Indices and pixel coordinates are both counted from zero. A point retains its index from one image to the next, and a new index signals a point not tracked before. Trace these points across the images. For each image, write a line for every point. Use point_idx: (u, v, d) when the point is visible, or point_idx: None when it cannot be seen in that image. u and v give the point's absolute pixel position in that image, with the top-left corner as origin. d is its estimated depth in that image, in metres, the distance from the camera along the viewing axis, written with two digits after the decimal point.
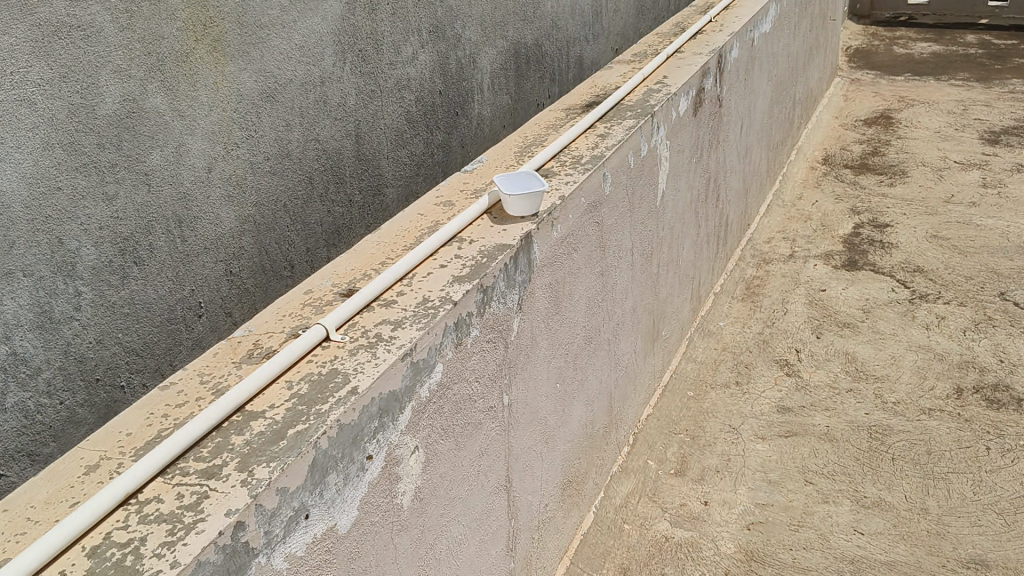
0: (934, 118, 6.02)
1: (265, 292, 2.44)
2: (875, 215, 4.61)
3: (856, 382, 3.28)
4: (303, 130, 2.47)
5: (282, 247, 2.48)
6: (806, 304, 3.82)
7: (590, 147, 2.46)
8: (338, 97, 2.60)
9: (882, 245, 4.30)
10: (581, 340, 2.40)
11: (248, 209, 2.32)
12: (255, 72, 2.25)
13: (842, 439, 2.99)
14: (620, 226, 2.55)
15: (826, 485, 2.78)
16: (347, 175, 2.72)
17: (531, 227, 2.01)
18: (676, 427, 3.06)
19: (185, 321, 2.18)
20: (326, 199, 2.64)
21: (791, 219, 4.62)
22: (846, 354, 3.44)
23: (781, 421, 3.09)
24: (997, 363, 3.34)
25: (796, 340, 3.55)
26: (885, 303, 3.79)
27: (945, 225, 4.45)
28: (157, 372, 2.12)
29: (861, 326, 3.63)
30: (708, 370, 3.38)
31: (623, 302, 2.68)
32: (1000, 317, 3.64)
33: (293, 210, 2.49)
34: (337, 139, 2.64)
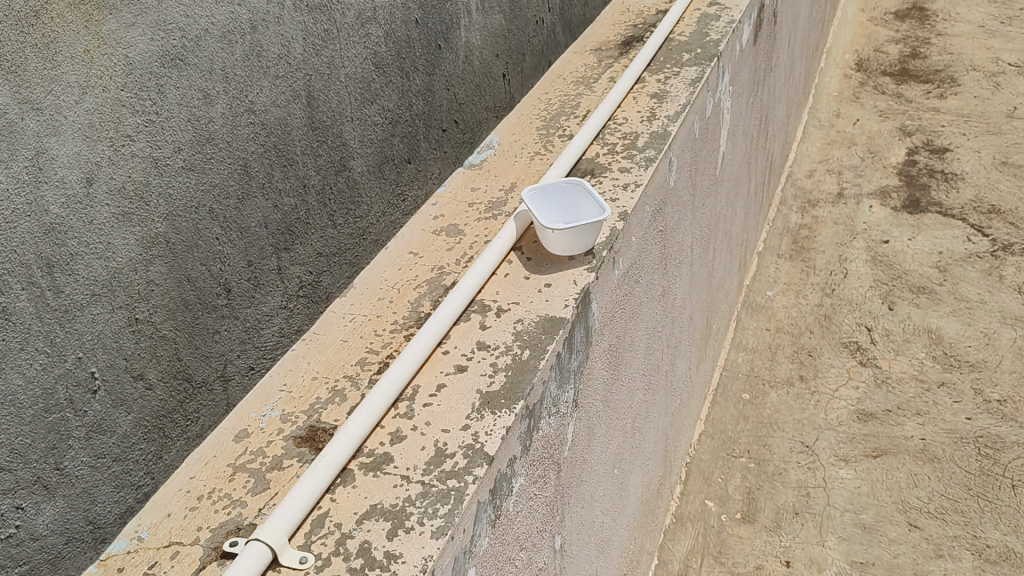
0: (975, 8, 5.24)
1: (190, 337, 1.46)
2: (931, 136, 3.91)
3: (947, 372, 2.66)
4: (236, 97, 1.51)
5: (210, 265, 1.49)
6: (867, 260, 3.16)
7: (643, 117, 1.73)
8: (299, 41, 1.67)
9: (946, 176, 3.61)
10: (641, 392, 1.73)
11: (157, 226, 1.35)
12: (153, 20, 1.29)
13: (945, 459, 2.39)
14: (683, 222, 1.85)
15: (935, 530, 2.20)
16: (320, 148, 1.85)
17: (589, 277, 1.30)
18: (734, 448, 2.46)
19: (72, 403, 1.24)
20: (270, 190, 1.64)
21: (832, 146, 3.91)
22: (929, 332, 2.81)
23: (864, 434, 2.48)
24: None
25: (866, 314, 2.91)
26: (963, 256, 3.15)
27: (1015, 147, 3.76)
28: (41, 483, 1.20)
29: (940, 291, 2.98)
30: (763, 360, 2.74)
31: (681, 317, 2.00)
32: None
33: (226, 217, 1.52)
34: (297, 97, 1.69)
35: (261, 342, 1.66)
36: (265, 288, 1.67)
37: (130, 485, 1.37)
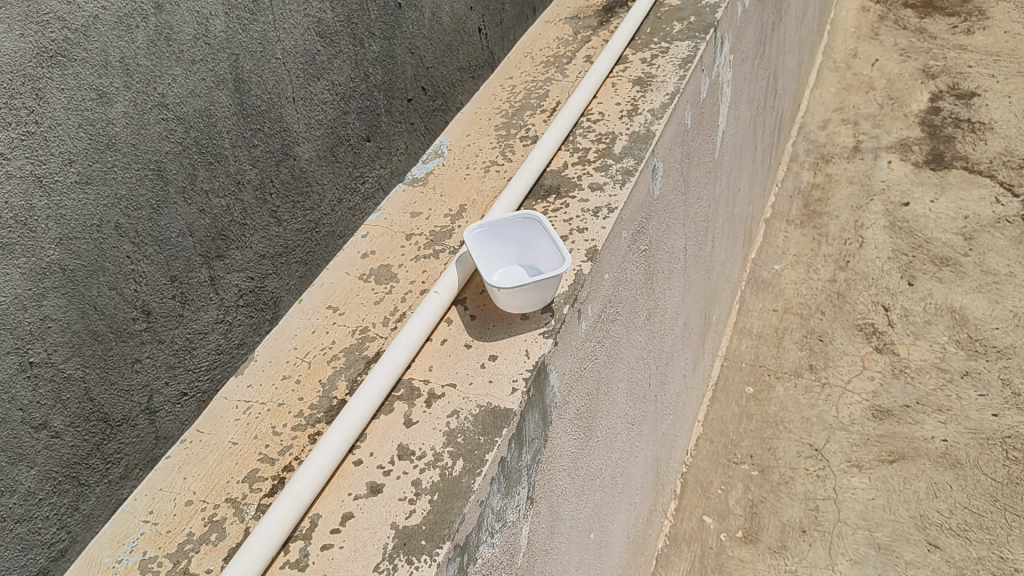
0: None
1: (106, 375, 1.19)
2: (957, 78, 3.57)
3: (972, 360, 2.41)
4: (144, 92, 1.20)
5: (128, 285, 1.21)
6: (885, 227, 2.87)
7: (622, 112, 1.45)
8: (219, 15, 1.32)
9: (973, 126, 3.29)
10: (623, 435, 1.49)
11: (49, 254, 1.09)
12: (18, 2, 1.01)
13: (969, 466, 2.15)
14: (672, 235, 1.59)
15: (957, 550, 1.97)
16: (261, 127, 1.45)
17: (544, 346, 1.04)
18: (735, 453, 2.23)
19: None
20: (202, 189, 1.33)
21: (848, 92, 3.58)
22: (952, 312, 2.55)
23: (879, 435, 2.25)
24: None
25: (883, 291, 2.65)
26: (992, 220, 2.85)
27: None
28: None
29: (965, 263, 2.70)
30: (770, 347, 2.49)
31: (673, 330, 1.75)
32: None
33: (146, 229, 1.23)
34: (223, 86, 1.35)
35: (195, 362, 1.36)
36: (197, 304, 1.35)
37: (40, 543, 1.13)
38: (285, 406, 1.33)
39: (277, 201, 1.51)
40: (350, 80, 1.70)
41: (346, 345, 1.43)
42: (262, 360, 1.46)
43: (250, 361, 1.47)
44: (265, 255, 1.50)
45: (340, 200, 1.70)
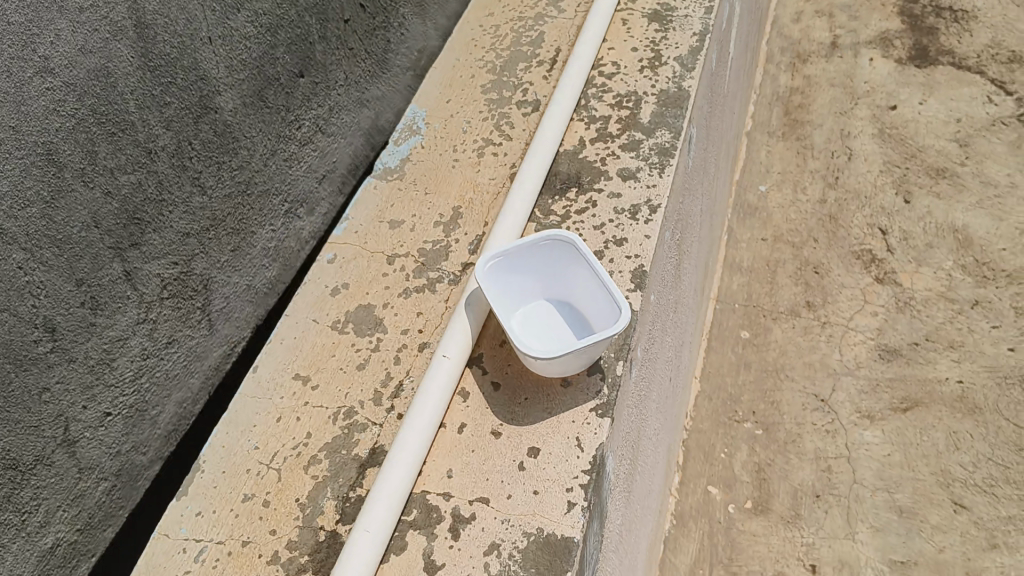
0: None
1: (29, 373, 1.22)
2: None
3: (980, 288, 2.22)
4: (16, 60, 1.13)
5: (39, 283, 1.22)
6: (873, 136, 2.62)
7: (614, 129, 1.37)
8: None
9: (956, 13, 2.98)
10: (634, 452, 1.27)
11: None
12: None
13: (988, 411, 1.99)
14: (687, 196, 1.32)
15: (985, 511, 1.83)
16: (172, 81, 1.42)
17: (599, 437, 1.07)
18: (737, 409, 2.03)
19: None
20: (119, 152, 1.33)
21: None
22: (954, 232, 2.34)
23: (889, 379, 2.07)
24: None
25: (877, 211, 2.42)
26: (985, 121, 2.62)
27: None
28: None
29: (962, 173, 2.49)
30: (763, 284, 2.27)
31: (680, 311, 1.52)
32: None
33: (55, 215, 1.23)
34: (127, 35, 1.31)
35: (116, 375, 1.40)
36: (110, 307, 1.37)
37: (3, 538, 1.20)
38: (248, 550, 1.21)
39: (198, 167, 1.52)
40: (275, 11, 1.65)
41: (323, 438, 1.32)
42: (210, 476, 1.34)
43: (199, 473, 1.35)
44: (189, 233, 1.53)
45: (273, 150, 1.73)
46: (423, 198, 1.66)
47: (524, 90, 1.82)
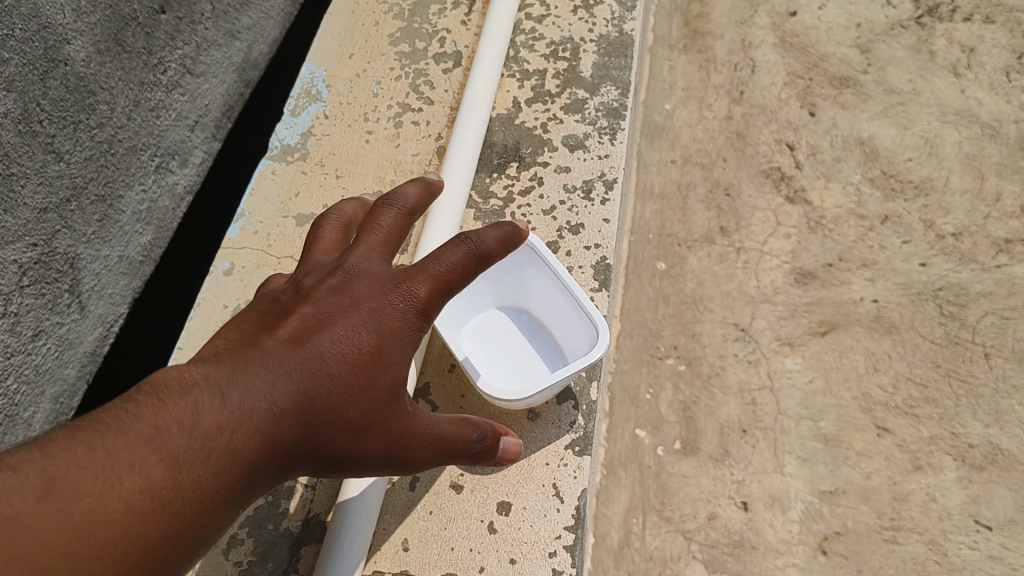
0: None
1: None
2: None
3: (890, 200, 2.11)
4: None
5: None
6: (774, 44, 2.36)
7: (557, 87, 1.80)
8: None
9: None
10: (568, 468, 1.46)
11: None
12: None
13: (905, 328, 1.93)
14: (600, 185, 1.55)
15: (908, 433, 1.81)
16: (10, 31, 1.29)
17: (563, 477, 1.45)
18: (657, 346, 1.92)
19: None
20: None
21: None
22: (862, 144, 2.18)
23: (807, 303, 1.97)
24: None
25: (783, 126, 2.22)
26: (885, 27, 2.38)
27: None
28: None
29: (865, 81, 2.29)
30: (675, 211, 2.11)
31: None
32: None
33: None
34: None
35: None
36: None
37: None
38: None
39: (49, 128, 1.38)
40: None
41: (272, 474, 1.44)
42: None
43: None
44: (47, 206, 1.38)
45: (135, 103, 1.55)
46: (337, 182, 1.67)
47: (440, 40, 1.85)
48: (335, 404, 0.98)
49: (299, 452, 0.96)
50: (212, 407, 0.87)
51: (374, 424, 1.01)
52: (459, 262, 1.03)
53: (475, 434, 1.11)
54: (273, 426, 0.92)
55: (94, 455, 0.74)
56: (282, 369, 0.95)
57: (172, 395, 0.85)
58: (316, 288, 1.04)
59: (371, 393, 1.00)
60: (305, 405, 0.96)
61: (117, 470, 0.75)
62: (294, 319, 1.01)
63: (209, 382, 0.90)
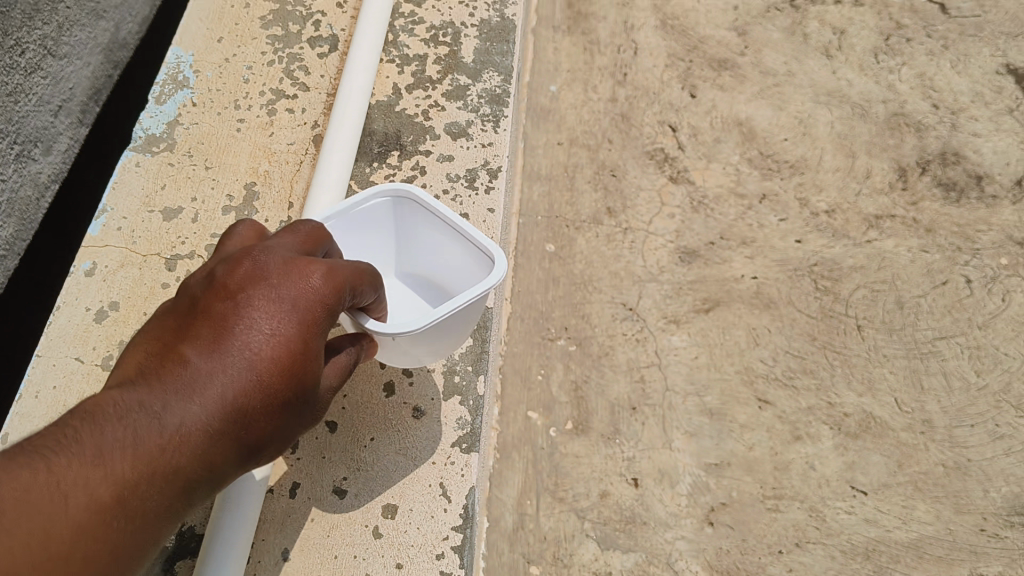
0: None
1: None
2: None
3: (767, 180, 2.14)
4: None
5: None
6: (656, 27, 2.37)
7: (437, 73, 1.78)
8: None
9: None
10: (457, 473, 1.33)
11: None
12: None
13: (783, 303, 1.98)
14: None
15: (787, 403, 1.86)
16: None
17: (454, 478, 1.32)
18: (549, 328, 1.93)
19: None
20: None
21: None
22: (739, 125, 2.21)
23: (691, 282, 2.01)
24: (932, 114, 2.25)
25: (666, 106, 2.24)
26: (760, 11, 2.40)
27: None
28: None
29: (742, 63, 2.31)
30: (562, 192, 2.11)
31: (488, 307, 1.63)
32: (909, 23, 2.42)
33: None
34: None
35: None
36: None
37: None
38: None
39: None
40: None
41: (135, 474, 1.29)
42: None
43: None
44: None
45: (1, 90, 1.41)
46: (207, 174, 1.59)
47: (314, 25, 1.83)
48: (262, 416, 0.79)
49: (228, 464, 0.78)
50: (142, 433, 0.72)
51: (305, 417, 0.85)
52: (348, 275, 0.89)
53: (346, 355, 0.95)
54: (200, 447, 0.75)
55: (38, 478, 0.65)
56: (204, 381, 0.76)
57: (91, 425, 0.70)
58: (235, 277, 0.82)
59: (301, 391, 0.82)
60: (235, 411, 0.77)
61: (59, 498, 0.65)
62: (208, 320, 0.79)
63: (135, 409, 0.73)
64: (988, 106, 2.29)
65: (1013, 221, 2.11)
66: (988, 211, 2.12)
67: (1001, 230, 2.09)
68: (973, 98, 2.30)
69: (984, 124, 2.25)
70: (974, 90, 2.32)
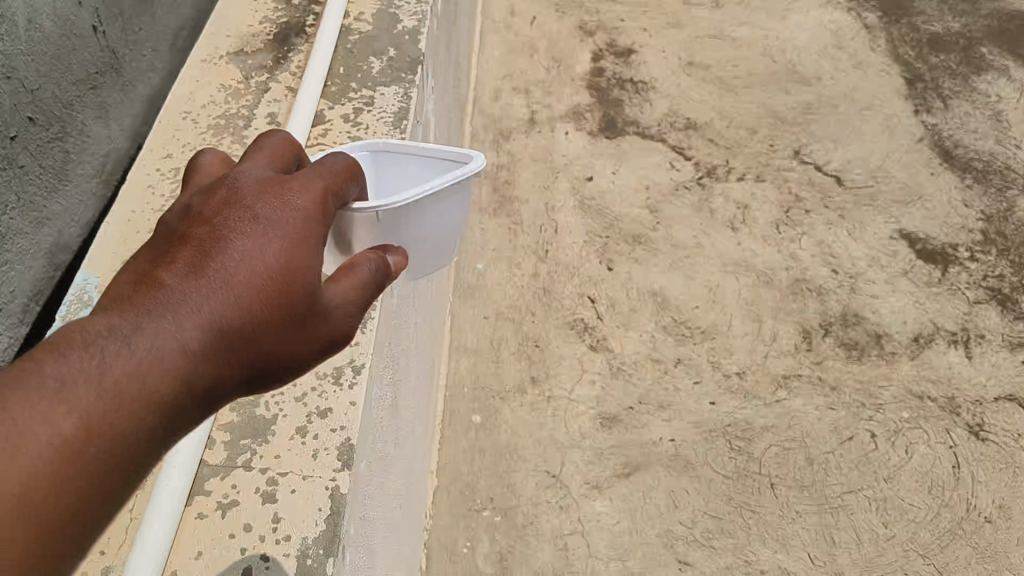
0: None
1: None
2: (610, 28, 3.02)
3: (681, 345, 2.28)
4: None
5: None
6: (575, 207, 2.54)
7: None
8: None
9: (638, 87, 2.83)
10: None
11: None
12: None
13: (700, 464, 2.07)
14: (416, 330, 1.60)
15: (705, 563, 1.91)
16: None
17: None
18: (476, 499, 2.00)
19: None
20: None
21: (516, 19, 3.08)
22: (654, 295, 2.36)
23: (613, 445, 2.09)
24: (833, 283, 2.36)
25: (585, 281, 2.39)
26: (670, 190, 2.57)
27: (698, 41, 2.97)
28: None
29: (656, 238, 2.48)
30: (488, 365, 2.22)
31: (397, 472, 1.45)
32: (808, 197, 2.55)
33: None
34: None
35: None
36: None
37: None
38: None
39: None
40: None
41: None
42: None
43: None
44: None
45: None
46: None
47: None
48: (251, 326, 0.75)
49: (224, 373, 0.74)
50: (114, 356, 0.67)
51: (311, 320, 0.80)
52: (323, 186, 0.84)
53: (375, 260, 0.88)
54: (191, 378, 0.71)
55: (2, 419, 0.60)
56: (180, 301, 0.72)
57: (63, 352, 0.65)
58: (205, 213, 0.79)
59: (293, 302, 0.77)
60: (218, 326, 0.73)
61: (20, 433, 0.60)
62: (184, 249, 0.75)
63: (108, 332, 0.69)
64: (881, 272, 2.38)
65: (912, 373, 2.20)
66: (889, 367, 2.21)
67: (903, 386, 2.18)
68: (870, 263, 2.40)
69: (881, 288, 2.35)
70: (870, 255, 2.42)
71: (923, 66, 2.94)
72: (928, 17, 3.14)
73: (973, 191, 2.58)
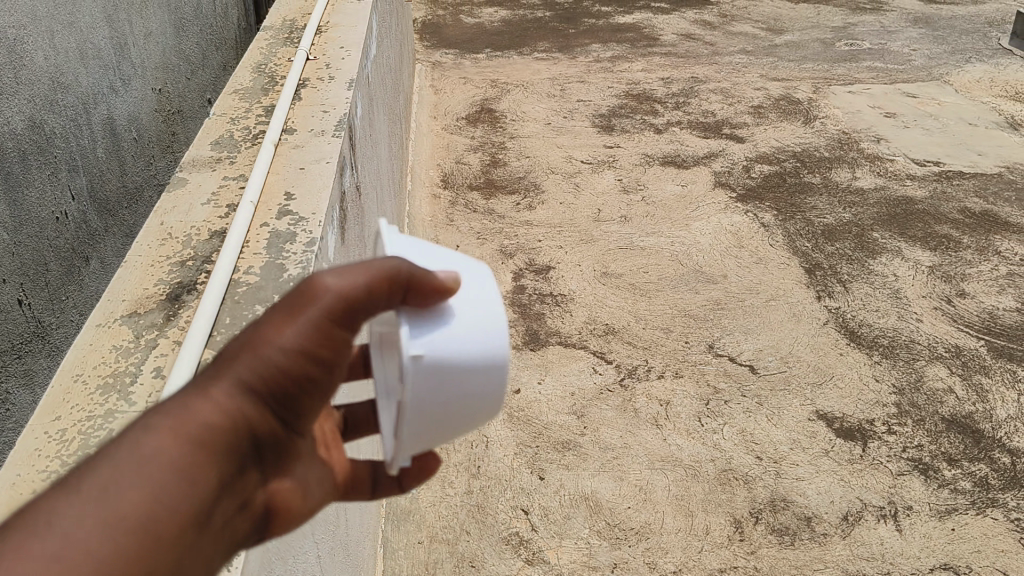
0: (545, 42, 5.03)
1: None
2: (527, 252, 3.22)
3: (616, 549, 2.20)
4: None
5: None
6: (504, 420, 2.57)
7: None
8: None
9: (556, 299, 3.00)
10: None
11: None
12: None
13: None
14: (322, 562, 1.54)
15: None
16: None
17: None
18: None
19: None
20: None
21: None
22: (586, 499, 2.32)
23: None
24: (756, 465, 2.41)
25: (518, 492, 2.35)
26: (594, 395, 2.64)
27: (608, 255, 3.20)
28: None
29: (583, 443, 2.49)
30: None
31: None
32: (727, 387, 2.66)
33: None
34: None
35: None
36: None
37: None
38: None
39: None
40: None
41: None
42: None
43: None
44: None
45: None
46: None
47: None
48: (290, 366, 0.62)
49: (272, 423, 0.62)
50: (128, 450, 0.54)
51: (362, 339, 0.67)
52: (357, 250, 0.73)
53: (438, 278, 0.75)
54: (228, 404, 0.59)
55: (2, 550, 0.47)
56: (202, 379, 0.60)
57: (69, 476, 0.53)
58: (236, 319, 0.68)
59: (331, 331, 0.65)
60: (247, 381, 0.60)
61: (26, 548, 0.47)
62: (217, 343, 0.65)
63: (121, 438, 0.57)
64: (806, 453, 2.45)
65: (846, 553, 2.20)
66: (822, 547, 2.21)
67: (836, 564, 2.17)
68: (791, 446, 2.47)
69: (805, 468, 2.40)
70: (792, 438, 2.49)
71: (820, 254, 3.21)
72: (820, 210, 3.46)
73: (882, 366, 2.73)
